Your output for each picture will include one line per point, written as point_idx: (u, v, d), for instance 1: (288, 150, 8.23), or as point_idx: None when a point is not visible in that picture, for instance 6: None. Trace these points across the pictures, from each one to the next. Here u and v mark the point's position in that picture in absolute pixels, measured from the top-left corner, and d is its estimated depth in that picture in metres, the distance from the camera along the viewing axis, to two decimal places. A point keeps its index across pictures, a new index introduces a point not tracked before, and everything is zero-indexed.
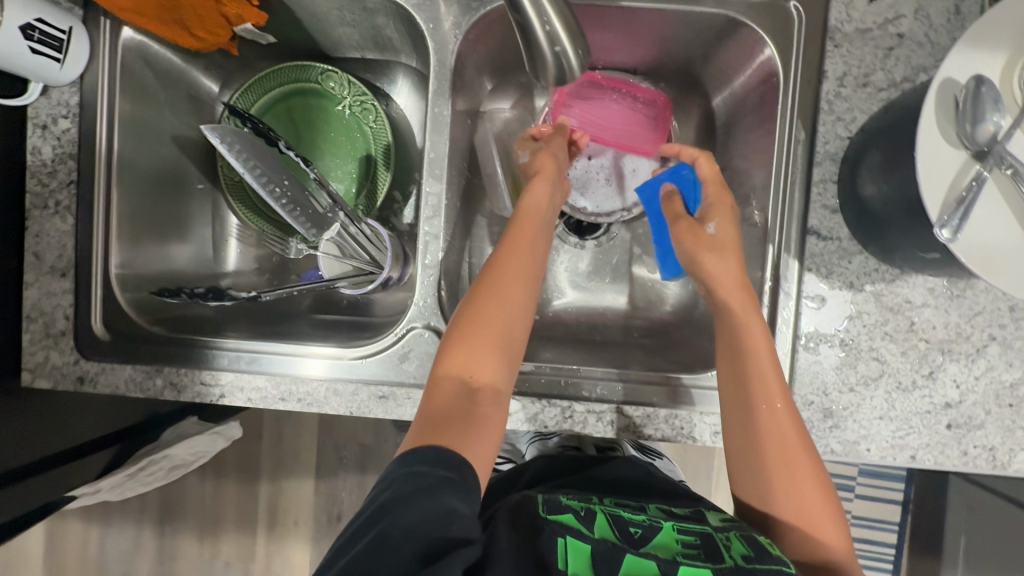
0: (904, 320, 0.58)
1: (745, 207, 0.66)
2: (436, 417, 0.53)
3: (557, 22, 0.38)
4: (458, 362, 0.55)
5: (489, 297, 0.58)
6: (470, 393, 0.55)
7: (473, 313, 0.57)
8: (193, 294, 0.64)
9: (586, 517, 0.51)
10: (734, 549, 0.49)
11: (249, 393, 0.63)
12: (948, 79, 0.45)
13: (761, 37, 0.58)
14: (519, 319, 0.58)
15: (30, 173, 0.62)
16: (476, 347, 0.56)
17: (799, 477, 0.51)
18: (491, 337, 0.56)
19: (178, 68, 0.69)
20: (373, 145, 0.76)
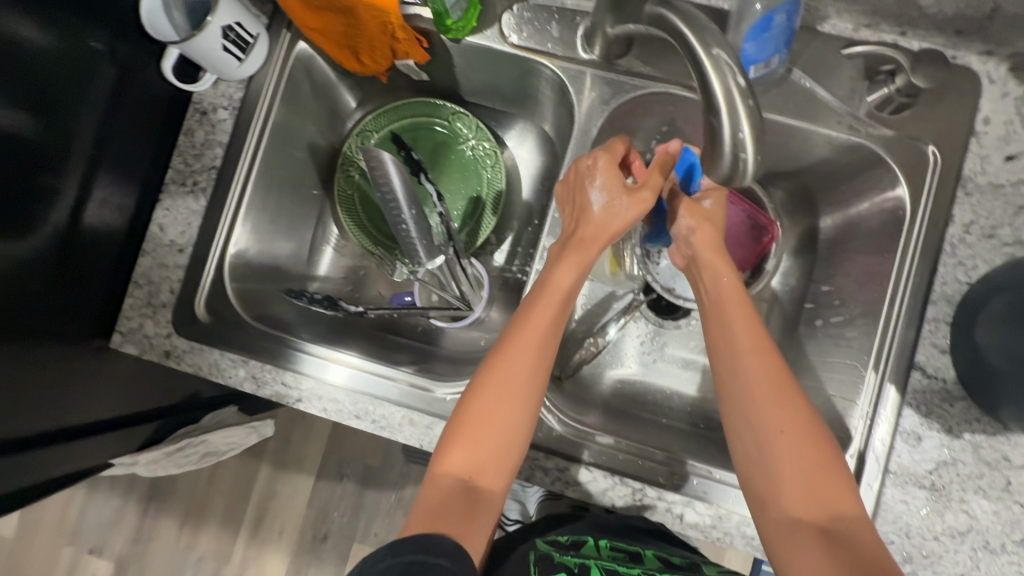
0: (1001, 477, 0.57)
1: (843, 325, 0.66)
2: (432, 512, 0.52)
3: (747, 130, 0.40)
4: (458, 459, 0.54)
5: (495, 388, 0.55)
6: (468, 492, 0.53)
7: (477, 407, 0.54)
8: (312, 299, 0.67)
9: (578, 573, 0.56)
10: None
11: (326, 403, 0.63)
12: None
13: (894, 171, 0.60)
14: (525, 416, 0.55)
15: (179, 152, 0.66)
16: (476, 445, 0.54)
17: (788, 420, 0.51)
18: (494, 432, 0.54)
19: (330, 83, 0.74)
20: (485, 188, 0.78)
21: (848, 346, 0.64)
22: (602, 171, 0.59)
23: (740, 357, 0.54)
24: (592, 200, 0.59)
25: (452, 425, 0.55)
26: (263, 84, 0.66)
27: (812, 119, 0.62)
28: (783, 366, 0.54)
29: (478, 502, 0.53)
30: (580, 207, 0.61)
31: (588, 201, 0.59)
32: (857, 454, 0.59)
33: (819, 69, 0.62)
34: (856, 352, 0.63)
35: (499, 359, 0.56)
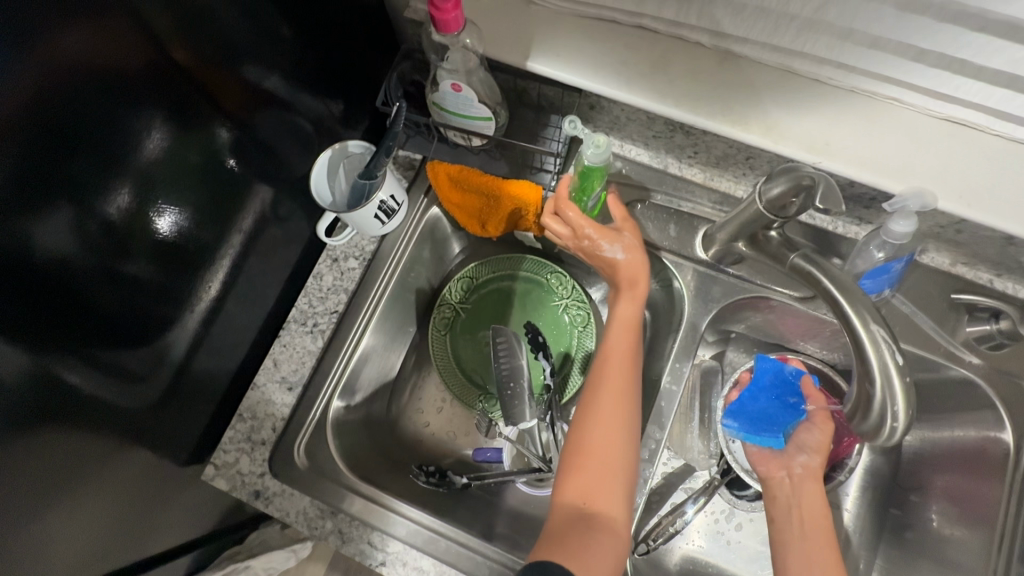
0: None
1: (937, 548, 0.65)
2: (549, 539, 0.51)
3: (903, 406, 0.42)
4: (574, 486, 0.54)
5: (589, 407, 0.58)
6: (586, 520, 0.52)
7: (578, 432, 0.57)
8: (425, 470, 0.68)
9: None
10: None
11: (409, 571, 0.60)
12: None
13: (995, 402, 0.63)
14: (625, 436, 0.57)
15: (305, 291, 0.70)
16: (588, 469, 0.55)
17: None
18: (601, 455, 0.55)
19: (447, 236, 0.79)
20: (576, 346, 0.81)
21: (947, 575, 0.63)
22: (600, 237, 0.63)
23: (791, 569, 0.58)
24: (615, 254, 0.63)
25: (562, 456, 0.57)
26: (396, 242, 0.71)
27: (913, 341, 0.65)
28: None
29: (597, 528, 0.52)
30: (604, 267, 0.65)
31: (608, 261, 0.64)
32: None
33: (917, 294, 0.66)
34: None
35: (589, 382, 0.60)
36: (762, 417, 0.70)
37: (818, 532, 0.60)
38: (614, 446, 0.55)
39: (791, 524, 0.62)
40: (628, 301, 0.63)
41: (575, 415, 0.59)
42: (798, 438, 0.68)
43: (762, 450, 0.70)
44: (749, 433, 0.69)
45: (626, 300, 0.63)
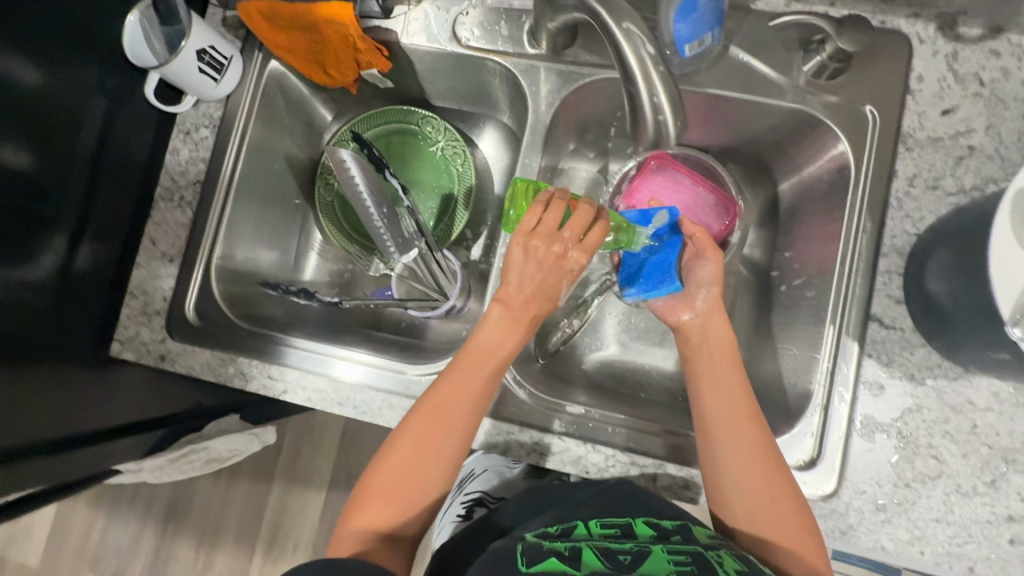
0: (966, 421, 0.58)
1: (801, 287, 0.69)
2: (364, 523, 0.59)
3: (662, 94, 0.44)
4: (388, 462, 0.60)
5: (432, 401, 0.61)
6: (395, 518, 0.59)
7: (413, 419, 0.61)
8: (288, 290, 0.73)
9: (569, 558, 0.48)
10: (727, 565, 0.47)
11: (309, 392, 0.66)
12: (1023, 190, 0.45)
13: (836, 132, 0.64)
14: (434, 477, 0.60)
15: (166, 170, 0.72)
16: (403, 465, 0.59)
17: (772, 476, 0.57)
18: (422, 463, 0.60)
19: (305, 98, 0.79)
20: (457, 185, 0.83)
21: (809, 307, 0.66)
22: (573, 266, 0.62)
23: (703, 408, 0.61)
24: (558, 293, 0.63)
25: (394, 432, 0.61)
26: (240, 103, 0.71)
27: (755, 93, 0.65)
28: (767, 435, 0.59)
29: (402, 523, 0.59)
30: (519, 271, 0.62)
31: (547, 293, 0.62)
32: (822, 407, 0.60)
33: (755, 45, 0.65)
34: (814, 310, 0.65)
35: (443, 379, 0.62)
36: (653, 268, 0.67)
37: (712, 384, 0.62)
38: (442, 457, 0.60)
39: (704, 378, 0.62)
40: (502, 334, 0.62)
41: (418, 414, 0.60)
42: (700, 280, 0.65)
43: (670, 299, 0.67)
44: (647, 290, 0.67)
45: (506, 329, 0.62)
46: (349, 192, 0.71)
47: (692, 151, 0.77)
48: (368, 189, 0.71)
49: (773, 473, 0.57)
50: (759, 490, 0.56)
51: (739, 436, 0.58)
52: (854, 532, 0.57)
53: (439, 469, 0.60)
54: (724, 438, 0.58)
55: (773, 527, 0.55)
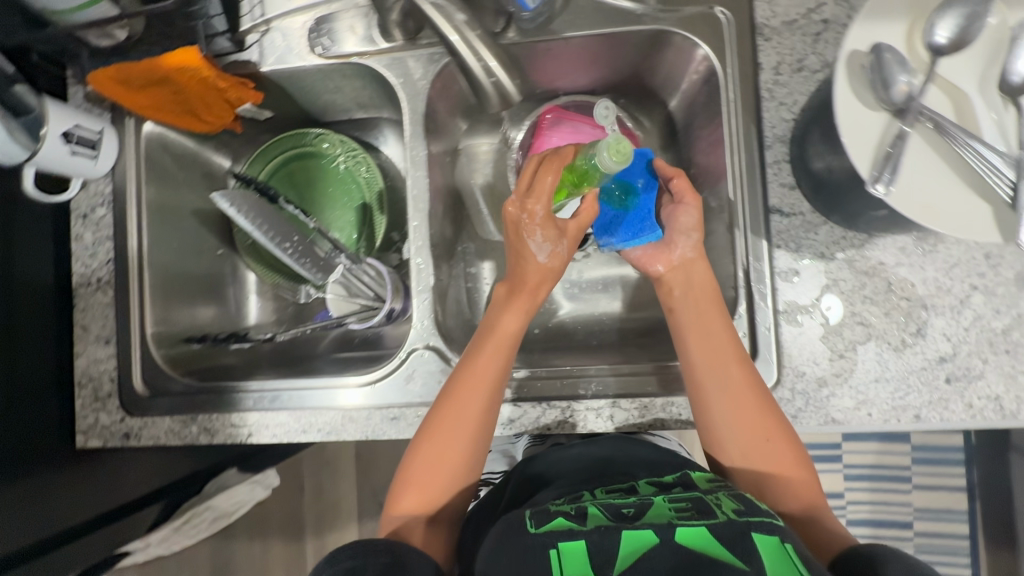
0: (881, 281, 0.60)
1: (709, 199, 0.70)
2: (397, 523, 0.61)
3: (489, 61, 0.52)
4: (413, 464, 0.61)
5: (451, 396, 0.61)
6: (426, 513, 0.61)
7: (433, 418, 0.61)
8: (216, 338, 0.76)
9: (577, 515, 0.51)
10: (725, 506, 0.50)
11: (274, 428, 0.68)
12: (853, 50, 0.47)
13: (695, 41, 0.64)
14: (457, 472, 0.61)
15: (75, 257, 0.72)
16: (424, 464, 0.61)
17: (766, 417, 0.57)
18: (443, 460, 0.61)
19: (194, 150, 0.79)
20: (368, 192, 0.83)
21: (719, 215, 0.68)
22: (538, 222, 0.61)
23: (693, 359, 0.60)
24: (540, 254, 0.62)
25: (414, 433, 0.62)
26: (126, 172, 0.72)
27: (612, 24, 0.66)
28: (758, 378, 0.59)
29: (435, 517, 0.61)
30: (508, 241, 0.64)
31: (529, 254, 0.62)
32: (747, 307, 0.62)
33: None
34: (723, 218, 0.67)
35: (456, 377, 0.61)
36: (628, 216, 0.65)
37: (699, 326, 0.61)
38: (460, 451, 0.61)
39: (687, 319, 0.61)
40: (508, 316, 0.63)
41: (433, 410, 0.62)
42: (679, 224, 0.63)
43: (649, 249, 0.64)
44: (625, 238, 0.65)
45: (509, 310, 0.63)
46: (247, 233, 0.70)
47: (582, 99, 0.79)
48: (264, 225, 0.70)
49: (765, 414, 0.57)
50: (754, 433, 0.57)
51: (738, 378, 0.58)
52: (805, 412, 0.60)
53: (466, 462, 0.61)
54: (721, 387, 0.58)
55: (766, 461, 0.57)
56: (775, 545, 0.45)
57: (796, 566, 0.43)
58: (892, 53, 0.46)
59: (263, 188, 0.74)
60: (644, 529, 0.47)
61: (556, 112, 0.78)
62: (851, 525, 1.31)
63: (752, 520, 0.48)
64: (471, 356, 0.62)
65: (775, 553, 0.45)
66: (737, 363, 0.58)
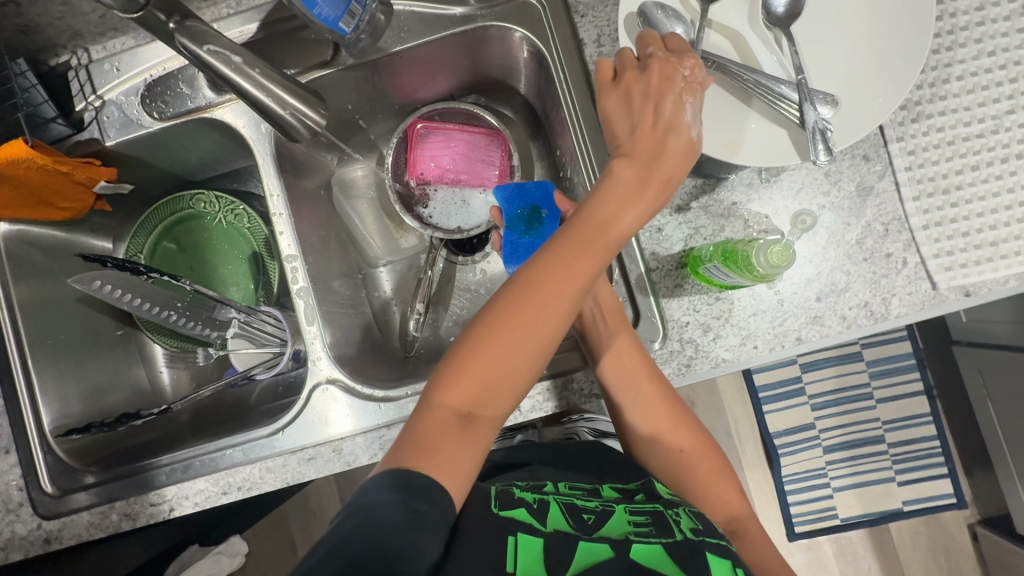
0: (738, 219, 0.62)
1: (575, 176, 0.71)
2: (419, 440, 0.48)
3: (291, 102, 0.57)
4: (423, 429, 0.49)
5: (541, 308, 0.48)
6: (467, 426, 0.49)
7: (459, 375, 0.49)
8: (102, 425, 0.70)
9: (538, 510, 0.55)
10: (683, 524, 0.56)
11: (194, 497, 0.67)
12: (630, 19, 0.52)
13: (519, 30, 0.66)
14: (520, 370, 0.50)
15: None
16: (478, 365, 0.49)
17: (679, 425, 0.65)
18: (498, 363, 0.49)
19: (65, 239, 0.77)
20: (256, 242, 0.83)
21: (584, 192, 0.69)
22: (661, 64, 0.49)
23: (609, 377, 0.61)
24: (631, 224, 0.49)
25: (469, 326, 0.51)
26: None
27: (435, 31, 0.67)
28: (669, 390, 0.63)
29: (475, 433, 0.49)
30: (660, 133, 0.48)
31: (673, 122, 0.48)
32: (620, 271, 0.64)
33: None
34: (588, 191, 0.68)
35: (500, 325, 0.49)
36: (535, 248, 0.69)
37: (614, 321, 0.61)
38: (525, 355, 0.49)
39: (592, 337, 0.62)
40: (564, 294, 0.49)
41: (500, 297, 0.50)
42: None
43: None
44: None
45: (582, 250, 0.48)
46: (124, 308, 0.70)
47: (444, 105, 0.79)
48: (145, 300, 0.70)
49: (677, 421, 0.64)
50: (672, 441, 0.65)
51: (652, 400, 0.62)
52: (696, 359, 0.62)
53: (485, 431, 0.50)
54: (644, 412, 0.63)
55: (692, 479, 0.64)
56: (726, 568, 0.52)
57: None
58: (659, 12, 0.51)
59: (124, 265, 0.70)
60: (601, 544, 0.52)
61: (424, 124, 0.78)
62: (829, 452, 1.34)
63: (705, 540, 0.54)
64: (565, 253, 0.48)
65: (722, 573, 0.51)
66: (648, 378, 0.61)
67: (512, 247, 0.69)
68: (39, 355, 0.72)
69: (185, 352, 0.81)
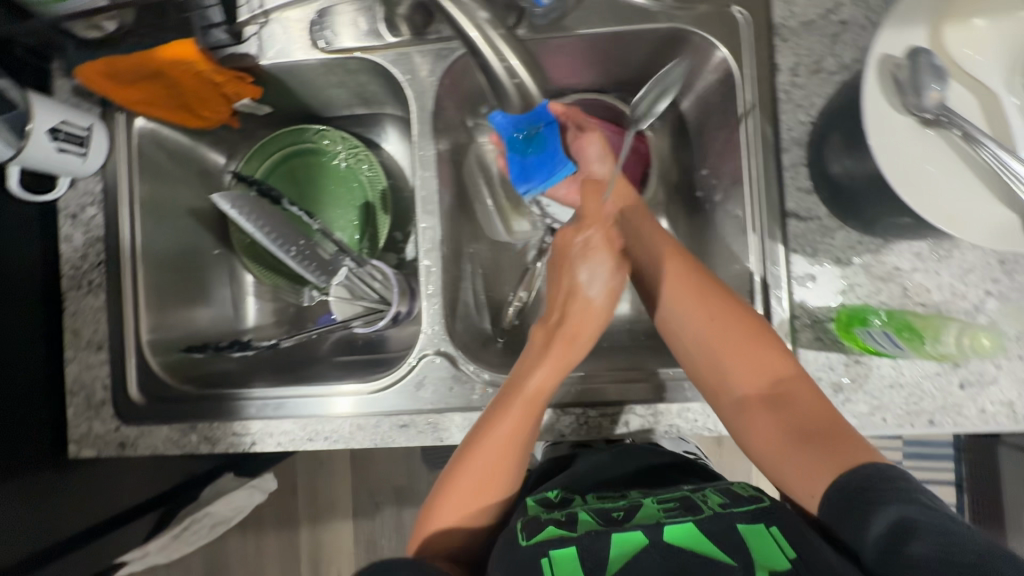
0: (897, 286, 0.59)
1: (725, 200, 0.68)
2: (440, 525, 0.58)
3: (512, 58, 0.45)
4: (437, 523, 0.58)
5: (490, 437, 0.57)
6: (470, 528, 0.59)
7: (461, 482, 0.58)
8: (218, 347, 0.72)
9: (568, 521, 0.53)
10: (711, 501, 0.54)
11: (279, 437, 0.66)
12: (884, 55, 0.46)
13: (714, 41, 0.63)
14: (507, 483, 0.59)
15: (65, 260, 0.69)
16: (465, 484, 0.58)
17: (749, 343, 0.57)
18: (477, 484, 0.58)
19: (189, 147, 0.76)
20: (371, 191, 0.81)
21: (733, 219, 0.67)
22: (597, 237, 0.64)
23: (684, 315, 0.60)
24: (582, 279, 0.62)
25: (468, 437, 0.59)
26: (118, 170, 0.69)
27: (625, 22, 0.64)
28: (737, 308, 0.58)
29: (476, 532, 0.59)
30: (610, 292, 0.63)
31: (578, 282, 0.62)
32: (764, 311, 0.61)
33: None
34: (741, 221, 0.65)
35: (470, 455, 0.58)
36: (540, 160, 0.68)
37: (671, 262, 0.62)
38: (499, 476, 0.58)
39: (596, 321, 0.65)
40: (545, 370, 0.59)
41: (482, 422, 0.59)
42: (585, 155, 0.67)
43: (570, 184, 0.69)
44: (543, 181, 0.68)
45: (516, 420, 0.57)
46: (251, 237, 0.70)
47: (594, 97, 0.75)
48: (269, 227, 0.69)
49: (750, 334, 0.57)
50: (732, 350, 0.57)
51: (720, 326, 0.58)
52: None
53: (507, 486, 0.59)
54: (716, 343, 0.58)
55: (767, 419, 0.55)
56: (757, 530, 0.49)
57: (783, 551, 0.46)
58: (926, 58, 0.45)
59: (267, 191, 0.74)
60: (634, 531, 0.50)
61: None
62: None
63: (735, 511, 0.51)
64: (504, 411, 0.58)
65: (760, 538, 0.48)
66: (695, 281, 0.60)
67: (519, 169, 0.68)
68: (148, 260, 0.71)
69: (280, 288, 0.81)
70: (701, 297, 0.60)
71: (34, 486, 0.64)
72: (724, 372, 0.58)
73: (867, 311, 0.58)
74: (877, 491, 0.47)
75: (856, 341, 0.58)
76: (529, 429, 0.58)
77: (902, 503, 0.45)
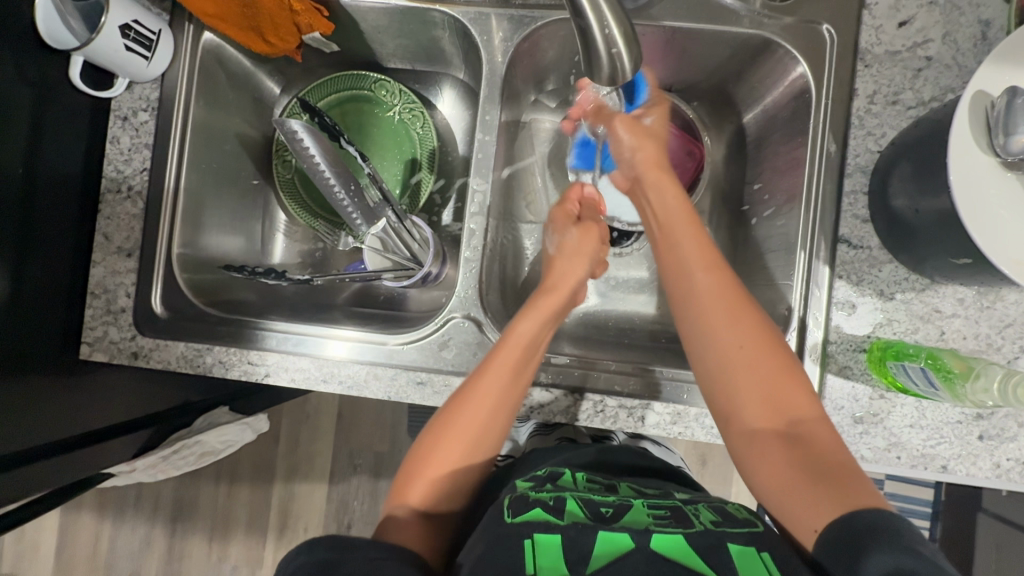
0: (935, 328, 0.59)
1: (773, 217, 0.68)
2: (424, 468, 0.58)
3: (614, 27, 0.42)
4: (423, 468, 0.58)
5: (491, 373, 0.58)
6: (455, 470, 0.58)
7: (455, 421, 0.58)
8: (254, 272, 0.68)
9: (556, 507, 0.51)
10: (703, 516, 0.52)
11: (293, 373, 0.65)
12: (979, 91, 0.47)
13: (795, 55, 0.63)
14: (501, 420, 0.58)
15: (107, 160, 0.68)
16: (462, 416, 0.58)
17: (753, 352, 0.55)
18: (475, 420, 0.58)
19: (248, 71, 0.76)
20: (419, 149, 0.80)
21: (781, 236, 0.67)
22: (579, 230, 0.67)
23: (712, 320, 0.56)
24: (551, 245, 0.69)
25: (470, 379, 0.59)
26: (177, 81, 0.68)
27: (708, 21, 0.64)
28: (755, 321, 0.56)
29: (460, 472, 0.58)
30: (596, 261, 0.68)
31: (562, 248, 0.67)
32: (798, 331, 0.61)
33: None
34: (787, 240, 0.65)
35: (472, 390, 0.58)
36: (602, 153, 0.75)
37: (684, 223, 0.61)
38: (493, 414, 0.58)
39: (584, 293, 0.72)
40: (532, 318, 0.61)
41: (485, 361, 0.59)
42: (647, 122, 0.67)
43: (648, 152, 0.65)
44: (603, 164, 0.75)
45: (514, 359, 0.58)
46: (304, 163, 0.70)
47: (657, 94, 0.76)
48: (324, 160, 0.69)
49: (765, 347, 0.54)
50: (740, 359, 0.55)
51: (744, 342, 0.55)
52: None
53: (492, 443, 0.59)
54: (735, 369, 0.54)
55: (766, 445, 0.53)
56: (750, 551, 0.47)
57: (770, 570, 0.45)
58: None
59: (327, 126, 0.73)
60: (621, 536, 0.47)
61: None
62: None
63: (727, 530, 0.49)
64: (504, 348, 0.59)
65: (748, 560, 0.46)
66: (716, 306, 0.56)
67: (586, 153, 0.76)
68: (190, 177, 0.70)
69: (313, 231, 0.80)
70: (717, 278, 0.57)
71: (48, 381, 0.63)
72: (733, 399, 0.54)
73: (902, 346, 0.57)
74: (876, 532, 0.44)
75: (885, 374, 0.58)
76: (527, 364, 0.59)
77: (894, 549, 0.42)
